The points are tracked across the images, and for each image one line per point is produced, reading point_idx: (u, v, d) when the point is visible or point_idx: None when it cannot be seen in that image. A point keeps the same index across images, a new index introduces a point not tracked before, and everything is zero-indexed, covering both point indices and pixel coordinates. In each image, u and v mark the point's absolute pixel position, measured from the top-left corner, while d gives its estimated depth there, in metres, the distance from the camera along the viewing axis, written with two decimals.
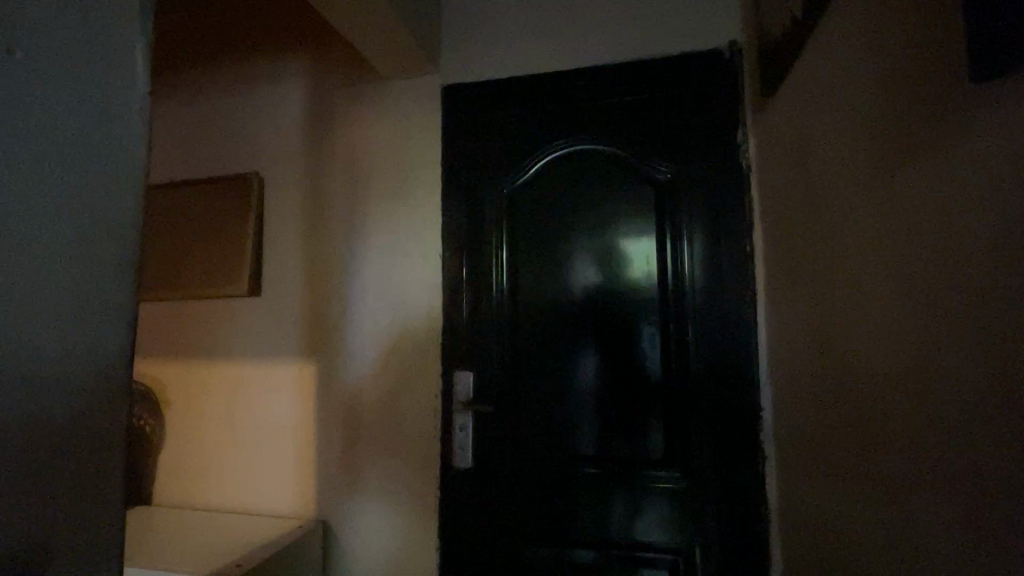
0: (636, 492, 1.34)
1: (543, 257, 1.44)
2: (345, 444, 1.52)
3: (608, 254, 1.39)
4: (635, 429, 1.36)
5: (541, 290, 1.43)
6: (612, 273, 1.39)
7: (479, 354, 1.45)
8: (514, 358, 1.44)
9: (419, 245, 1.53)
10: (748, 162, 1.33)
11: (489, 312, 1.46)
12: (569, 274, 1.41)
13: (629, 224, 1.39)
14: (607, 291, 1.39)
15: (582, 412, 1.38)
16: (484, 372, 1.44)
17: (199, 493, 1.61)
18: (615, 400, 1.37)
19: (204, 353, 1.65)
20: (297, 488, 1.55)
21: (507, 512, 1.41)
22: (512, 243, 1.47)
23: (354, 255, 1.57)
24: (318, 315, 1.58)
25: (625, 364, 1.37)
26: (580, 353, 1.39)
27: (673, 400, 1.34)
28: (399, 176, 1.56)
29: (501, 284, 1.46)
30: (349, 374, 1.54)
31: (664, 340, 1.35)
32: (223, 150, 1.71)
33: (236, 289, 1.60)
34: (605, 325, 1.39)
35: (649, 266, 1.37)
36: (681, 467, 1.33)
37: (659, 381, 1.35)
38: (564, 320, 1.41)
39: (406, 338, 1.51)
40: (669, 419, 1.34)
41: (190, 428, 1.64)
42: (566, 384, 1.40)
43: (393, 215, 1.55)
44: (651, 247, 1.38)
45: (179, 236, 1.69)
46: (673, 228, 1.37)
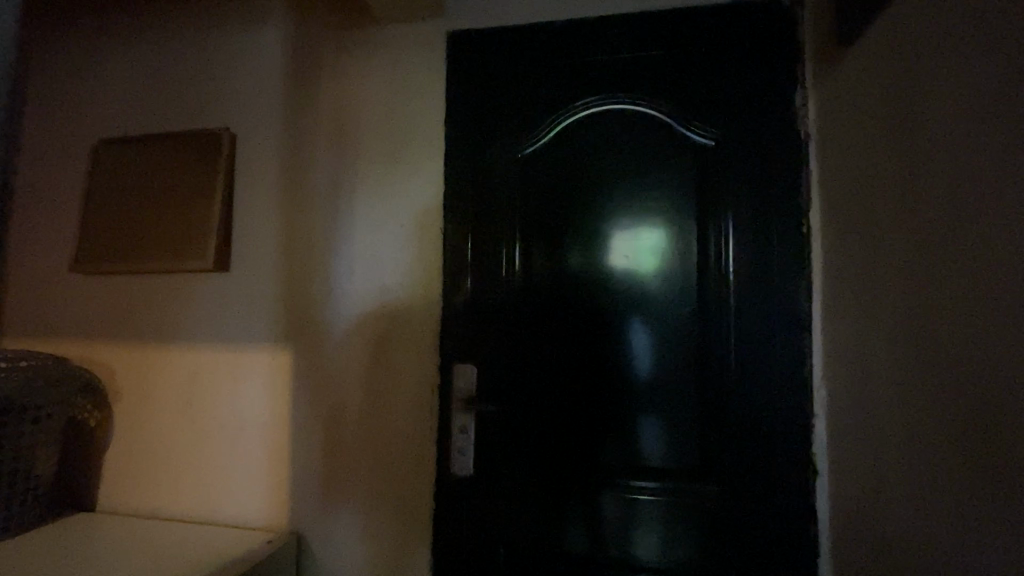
0: (618, 503, 1.18)
1: (536, 236, 1.25)
2: (325, 447, 1.32)
3: (609, 235, 1.22)
4: (625, 433, 1.18)
5: (545, 273, 1.24)
6: (616, 256, 1.21)
7: (479, 343, 1.25)
8: (510, 347, 1.24)
9: (417, 218, 1.32)
10: (807, 128, 1.15)
11: (495, 296, 1.26)
12: (577, 253, 1.23)
13: (648, 200, 1.21)
14: (610, 277, 1.21)
15: (580, 411, 1.21)
16: (490, 366, 1.24)
17: (152, 500, 1.39)
18: (604, 400, 1.20)
19: (163, 338, 1.42)
20: (266, 497, 1.33)
21: (491, 522, 1.23)
22: (524, 217, 1.27)
23: (335, 228, 1.36)
24: (296, 295, 1.36)
25: (619, 359, 1.20)
26: (587, 345, 1.21)
27: (697, 403, 1.16)
28: (394, 137, 1.35)
29: (506, 262, 1.26)
30: (329, 364, 1.33)
31: (687, 333, 1.17)
32: (188, 101, 1.47)
33: (199, 263, 1.37)
34: (619, 314, 1.20)
35: (660, 251, 1.19)
36: (695, 479, 1.15)
37: (657, 379, 1.18)
38: (555, 308, 1.23)
39: (398, 325, 1.31)
40: (664, 422, 1.17)
41: (143, 424, 1.41)
42: (566, 379, 1.22)
43: (386, 183, 1.34)
44: (686, 227, 1.19)
45: (132, 201, 1.45)
46: (721, 204, 1.17)
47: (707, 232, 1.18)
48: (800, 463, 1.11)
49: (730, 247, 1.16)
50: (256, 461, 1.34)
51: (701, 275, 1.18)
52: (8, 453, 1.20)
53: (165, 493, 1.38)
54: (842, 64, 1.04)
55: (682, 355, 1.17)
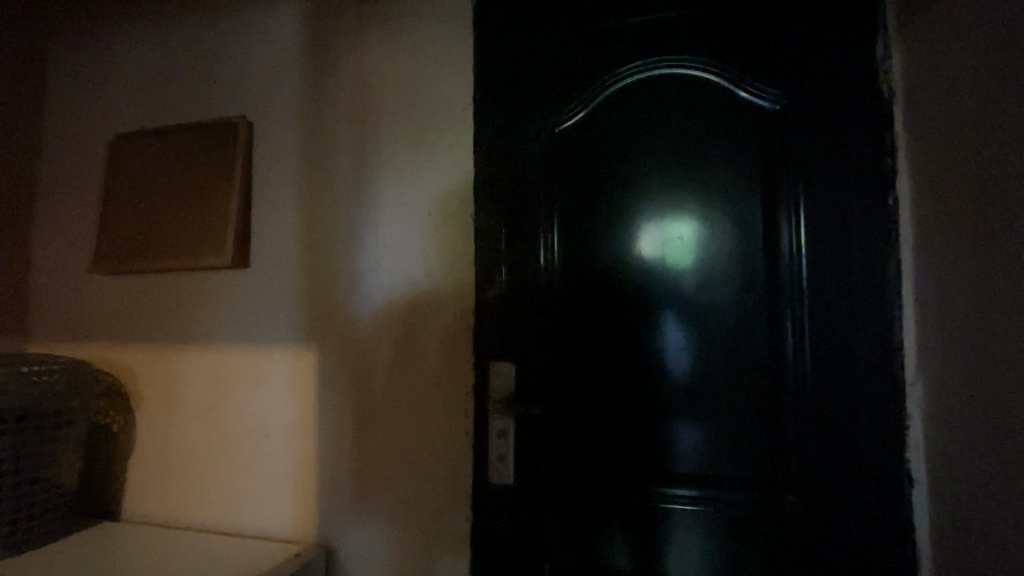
0: (652, 514, 1.06)
1: (561, 221, 1.14)
2: (354, 452, 1.23)
3: (638, 218, 1.10)
4: (660, 437, 1.06)
5: (577, 262, 1.13)
6: (646, 241, 1.09)
7: (515, 338, 1.14)
8: (546, 342, 1.13)
9: (445, 204, 1.22)
10: (891, 85, 1.00)
11: (531, 286, 1.14)
12: (616, 237, 1.11)
13: (694, 175, 1.08)
14: (641, 264, 1.09)
15: (622, 412, 1.08)
16: (527, 364, 1.13)
17: (176, 508, 1.33)
18: (635, 400, 1.08)
19: (183, 338, 1.35)
20: (294, 506, 1.25)
21: (525, 533, 1.12)
22: (557, 200, 1.15)
23: (351, 219, 1.27)
24: (319, 290, 1.28)
25: (652, 355, 1.07)
26: (632, 339, 1.09)
27: (758, 402, 1.02)
28: (418, 117, 1.25)
29: (541, 249, 1.14)
30: (356, 362, 1.24)
31: (733, 325, 1.04)
32: (206, 88, 1.40)
33: (217, 259, 1.30)
34: (659, 304, 1.08)
35: (694, 234, 1.07)
36: (756, 489, 1.02)
37: (696, 377, 1.05)
38: (580, 299, 1.12)
39: (427, 320, 1.21)
40: (703, 424, 1.04)
41: (166, 430, 1.35)
42: (608, 376, 1.09)
43: (411, 167, 1.24)
44: (740, 204, 1.05)
45: (148, 197, 1.39)
46: (792, 175, 1.03)
47: (775, 207, 1.04)
48: (892, 472, 0.96)
49: (804, 223, 1.02)
50: (282, 467, 1.26)
51: (768, 256, 1.04)
52: (28, 461, 1.15)
53: (190, 501, 1.32)
54: (938, 5, 0.89)
55: (729, 348, 1.04)
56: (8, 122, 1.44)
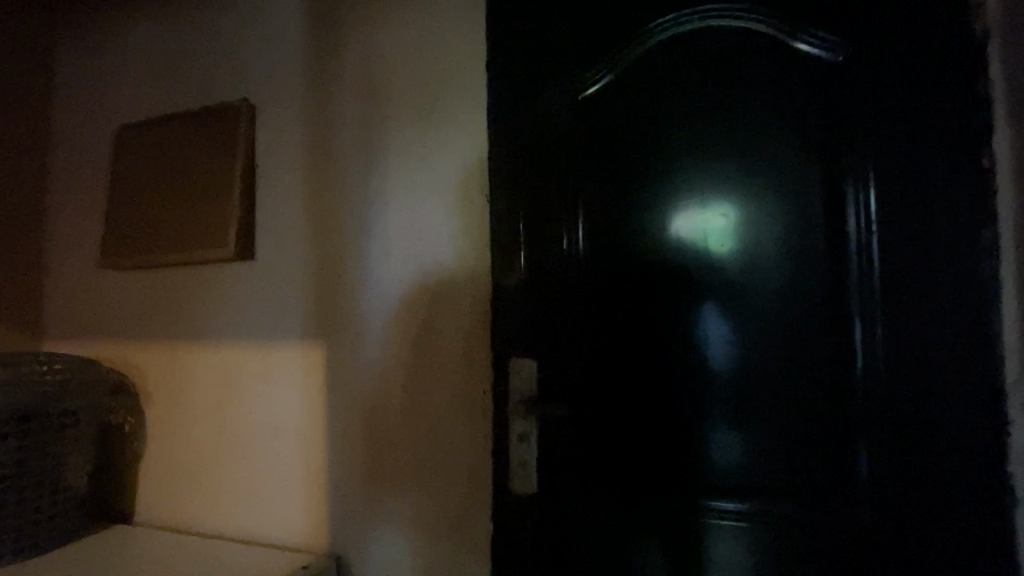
0: (689, 530, 0.93)
1: (585, 201, 1.02)
2: (365, 455, 1.15)
3: (672, 195, 0.97)
4: (700, 443, 0.93)
5: (605, 246, 1.00)
6: (682, 221, 0.96)
7: (537, 331, 1.03)
8: (570, 336, 1.01)
9: (457, 185, 1.12)
10: (985, 24, 0.83)
11: (553, 273, 1.02)
12: (649, 218, 0.98)
13: (739, 143, 0.93)
14: (677, 248, 0.96)
15: (659, 416, 0.95)
16: (550, 361, 1.02)
17: (187, 512, 1.28)
18: (671, 402, 0.95)
19: (189, 336, 1.30)
20: (304, 514, 1.18)
21: (549, 547, 1.01)
22: (581, 177, 1.02)
23: (358, 206, 1.18)
24: (326, 282, 1.20)
25: (690, 351, 0.94)
26: (669, 332, 0.95)
27: (820, 406, 0.88)
28: (428, 92, 1.15)
29: (563, 232, 1.02)
30: (365, 358, 1.15)
31: (787, 316, 0.90)
32: (208, 72, 1.33)
33: (221, 252, 1.23)
34: (699, 292, 0.94)
35: (738, 212, 0.93)
36: (817, 506, 0.87)
37: (741, 376, 0.92)
38: (607, 288, 0.99)
39: (440, 313, 1.11)
40: (751, 430, 0.91)
41: (175, 430, 1.30)
42: (642, 375, 0.97)
43: (420, 147, 1.15)
44: (794, 176, 0.91)
45: (152, 189, 1.33)
46: (860, 139, 0.87)
47: (840, 177, 0.88)
48: (989, 489, 0.80)
49: (874, 195, 0.86)
50: (291, 471, 1.19)
51: (830, 235, 0.88)
52: (33, 465, 1.11)
53: (200, 505, 1.27)
54: None
55: (782, 343, 0.90)
56: (13, 115, 1.40)
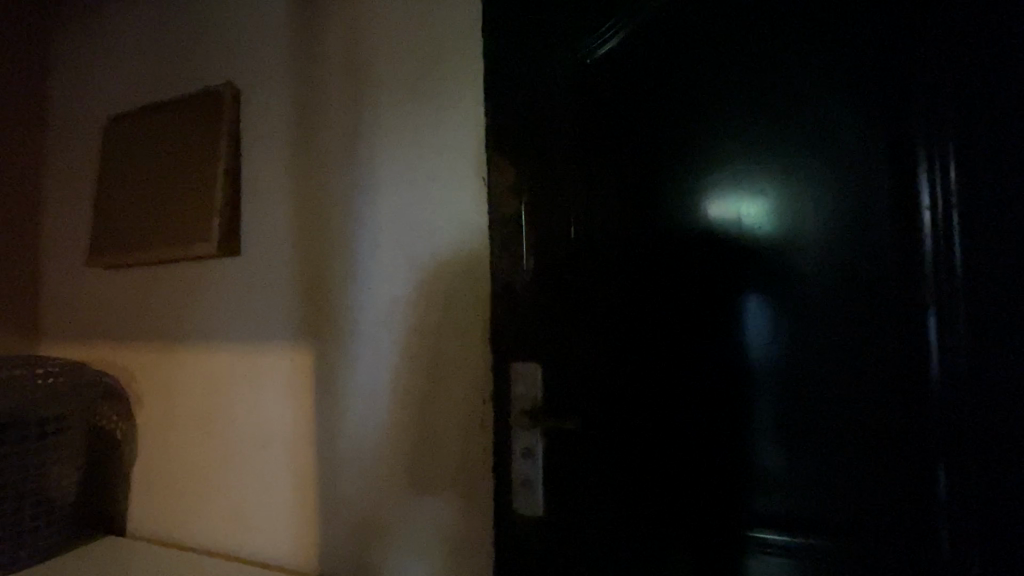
0: (729, 566, 0.78)
1: (595, 181, 0.87)
2: (355, 469, 1.05)
3: (700, 168, 0.80)
4: (739, 468, 0.77)
5: (617, 231, 0.85)
6: (712, 199, 0.79)
7: (540, 330, 0.89)
8: (578, 337, 0.86)
9: (450, 168, 1.00)
10: None
11: (557, 263, 0.88)
12: (672, 195, 0.82)
13: (778, 102, 0.76)
14: (706, 232, 0.79)
15: (685, 432, 0.80)
16: (555, 364, 0.87)
17: (179, 524, 1.22)
18: (702, 417, 0.79)
19: (177, 338, 1.23)
20: (295, 530, 1.09)
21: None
22: (590, 154, 0.88)
23: (348, 197, 1.08)
24: (315, 278, 1.10)
25: (724, 356, 0.78)
26: (698, 331, 0.79)
27: (886, 429, 0.69)
28: (418, 67, 1.04)
29: (568, 215, 0.88)
30: (356, 360, 1.05)
31: (840, 314, 0.72)
32: (196, 61, 1.27)
33: (204, 247, 1.16)
34: (733, 285, 0.77)
35: (782, 183, 0.75)
36: (890, 557, 0.68)
37: (789, 388, 0.74)
38: (622, 282, 0.84)
39: (434, 311, 1.00)
40: (800, 455, 0.73)
41: (164, 437, 1.24)
42: (664, 382, 0.81)
43: (411, 128, 1.04)
44: (849, 138, 0.72)
45: (137, 183, 1.27)
46: (937, 83, 0.67)
47: (909, 134, 0.69)
48: None
49: (955, 156, 0.66)
50: (280, 483, 1.11)
51: (896, 209, 0.70)
52: (16, 475, 1.05)
53: (190, 517, 1.20)
54: None
55: (836, 348, 0.72)
56: None
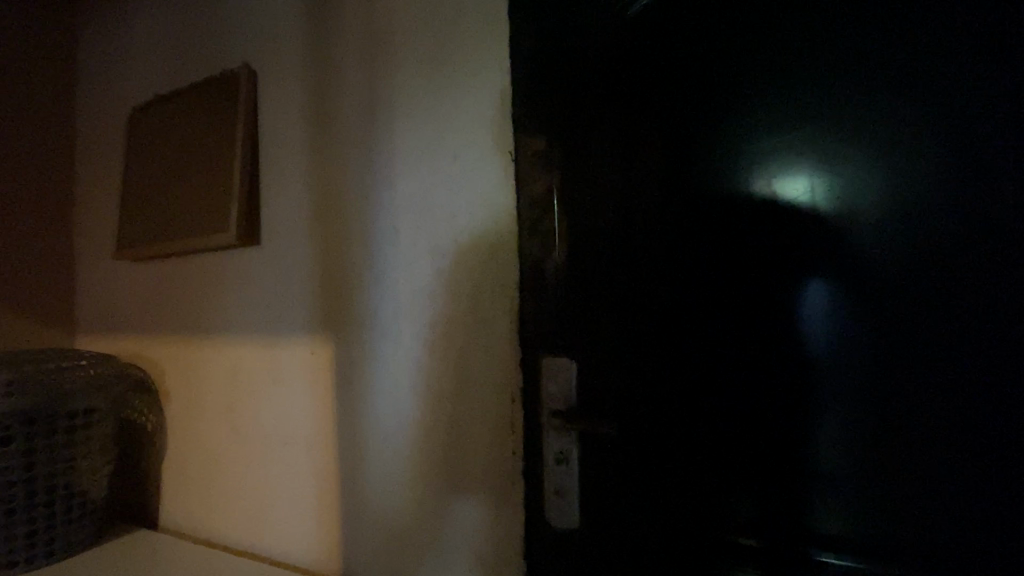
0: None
1: (627, 155, 0.75)
2: (377, 468, 0.99)
3: (750, 135, 0.68)
4: (797, 489, 0.65)
5: (653, 206, 0.73)
6: (764, 173, 0.66)
7: (571, 322, 0.79)
8: (610, 328, 0.76)
9: (473, 143, 0.91)
10: None
11: (587, 246, 0.78)
12: (716, 162, 0.70)
13: (853, 43, 0.62)
14: (758, 212, 0.67)
15: (735, 437, 0.68)
16: (586, 360, 0.78)
17: (209, 519, 1.20)
18: (755, 429, 0.67)
19: (201, 330, 1.21)
20: (318, 532, 1.05)
21: None
22: (622, 124, 0.76)
23: (365, 184, 1.02)
24: (334, 267, 1.04)
25: (783, 358, 0.65)
26: (749, 320, 0.67)
27: (995, 449, 0.55)
28: (436, 35, 0.95)
29: (600, 191, 0.77)
30: (377, 353, 0.99)
31: (928, 308, 0.58)
32: (214, 46, 1.24)
33: (222, 237, 1.12)
34: (791, 270, 0.64)
35: (850, 142, 0.62)
36: None
37: (861, 397, 0.61)
38: (656, 271, 0.73)
39: (458, 301, 0.92)
40: (875, 474, 0.61)
41: (192, 431, 1.23)
42: (710, 379, 0.69)
43: (431, 101, 0.96)
44: (943, 83, 0.57)
45: (161, 174, 1.26)
46: None
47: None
48: None
49: None
50: (303, 481, 1.07)
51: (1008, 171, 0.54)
52: (44, 467, 1.04)
53: (219, 513, 1.18)
54: None
55: (923, 349, 0.58)
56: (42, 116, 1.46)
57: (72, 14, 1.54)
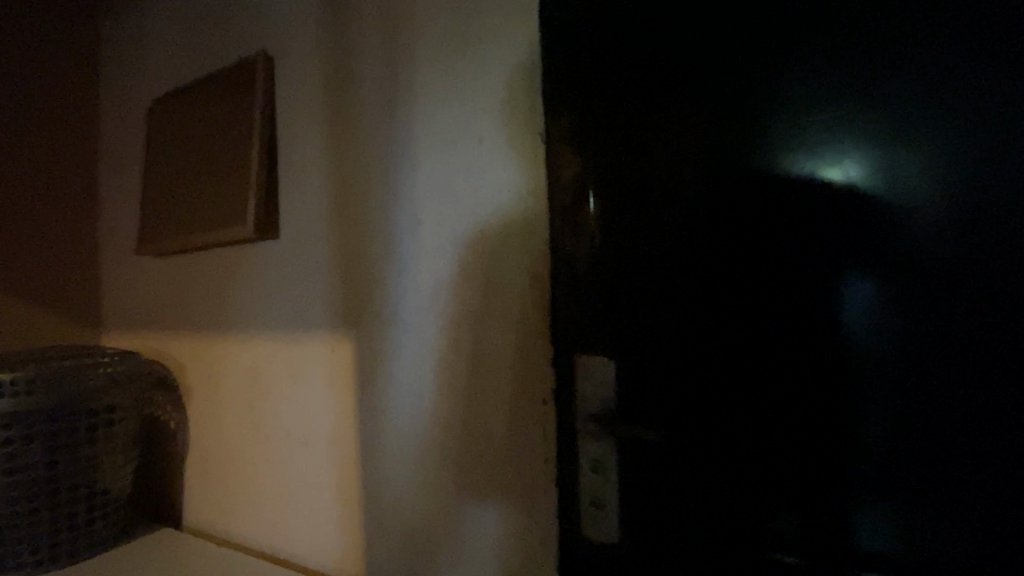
0: None
1: (661, 131, 0.67)
2: (399, 471, 0.94)
3: (800, 101, 0.58)
4: (844, 503, 0.56)
5: (680, 183, 0.66)
6: (804, 141, 0.58)
7: (600, 317, 0.73)
8: (636, 321, 0.69)
9: (498, 127, 0.85)
10: None
11: (618, 234, 0.71)
12: (749, 131, 0.61)
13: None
14: (808, 191, 0.57)
15: (773, 442, 0.60)
16: (619, 358, 0.71)
17: (231, 519, 1.18)
18: (805, 440, 0.58)
19: (221, 327, 1.19)
20: (339, 536, 1.01)
21: None
22: (657, 94, 0.67)
23: (383, 174, 0.97)
24: (353, 262, 1.00)
25: (841, 360, 0.56)
26: (788, 310, 0.59)
27: None
28: (457, 11, 0.89)
29: (626, 171, 0.70)
30: (398, 351, 0.94)
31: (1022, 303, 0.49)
32: (230, 34, 1.20)
33: (240, 231, 1.08)
34: (838, 252, 0.56)
35: (904, 102, 0.53)
36: None
37: (917, 398, 0.53)
38: (683, 256, 0.65)
39: (483, 296, 0.86)
40: (934, 485, 0.53)
41: (213, 430, 1.21)
42: (743, 378, 0.61)
43: (452, 84, 0.89)
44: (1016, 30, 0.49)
45: (179, 167, 1.24)
46: None
47: None
48: None
49: None
50: (324, 483, 1.03)
51: None
52: (67, 468, 1.03)
53: (241, 514, 1.16)
54: None
55: (1009, 353, 0.50)
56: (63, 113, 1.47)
57: (93, 10, 1.53)
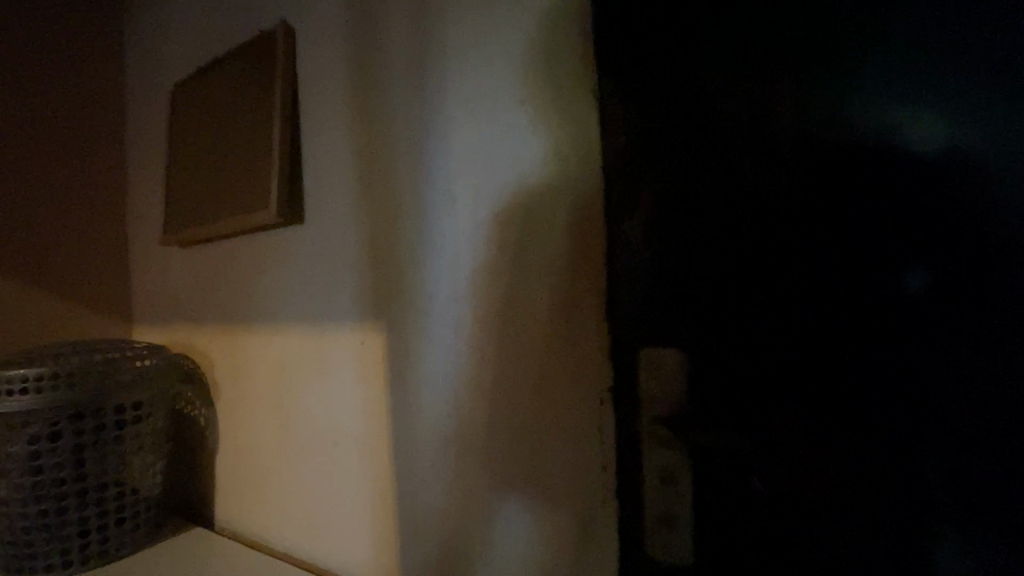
0: None
1: (736, 122, 0.67)
2: (430, 483, 0.83)
3: (877, 84, 0.59)
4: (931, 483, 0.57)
5: (755, 165, 0.66)
6: (883, 123, 0.59)
7: (667, 300, 0.72)
8: (708, 304, 0.69)
9: (545, 89, 0.76)
10: None
11: (687, 215, 0.71)
12: (826, 112, 0.61)
13: None
14: (886, 173, 0.59)
15: (854, 424, 0.60)
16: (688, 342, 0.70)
17: (260, 521, 1.13)
18: (879, 429, 0.59)
19: (246, 318, 1.13)
20: (370, 543, 0.94)
21: None
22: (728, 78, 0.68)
23: (406, 143, 0.85)
24: (382, 248, 0.90)
25: (911, 348, 0.57)
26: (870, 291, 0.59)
27: None
28: None
29: (695, 153, 0.70)
30: (431, 349, 0.82)
31: None
32: (247, 6, 1.13)
33: (262, 215, 1.02)
34: (922, 231, 0.57)
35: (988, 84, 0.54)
36: None
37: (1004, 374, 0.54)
38: (758, 238, 0.65)
39: (526, 281, 0.77)
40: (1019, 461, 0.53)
41: (242, 426, 1.16)
42: (823, 359, 0.62)
43: (488, 38, 0.78)
44: None
45: (201, 152, 1.19)
46: None
47: None
48: None
49: None
50: (354, 485, 0.96)
51: None
52: (94, 466, 1.00)
53: (270, 515, 1.11)
54: None
55: None
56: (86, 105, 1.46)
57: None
